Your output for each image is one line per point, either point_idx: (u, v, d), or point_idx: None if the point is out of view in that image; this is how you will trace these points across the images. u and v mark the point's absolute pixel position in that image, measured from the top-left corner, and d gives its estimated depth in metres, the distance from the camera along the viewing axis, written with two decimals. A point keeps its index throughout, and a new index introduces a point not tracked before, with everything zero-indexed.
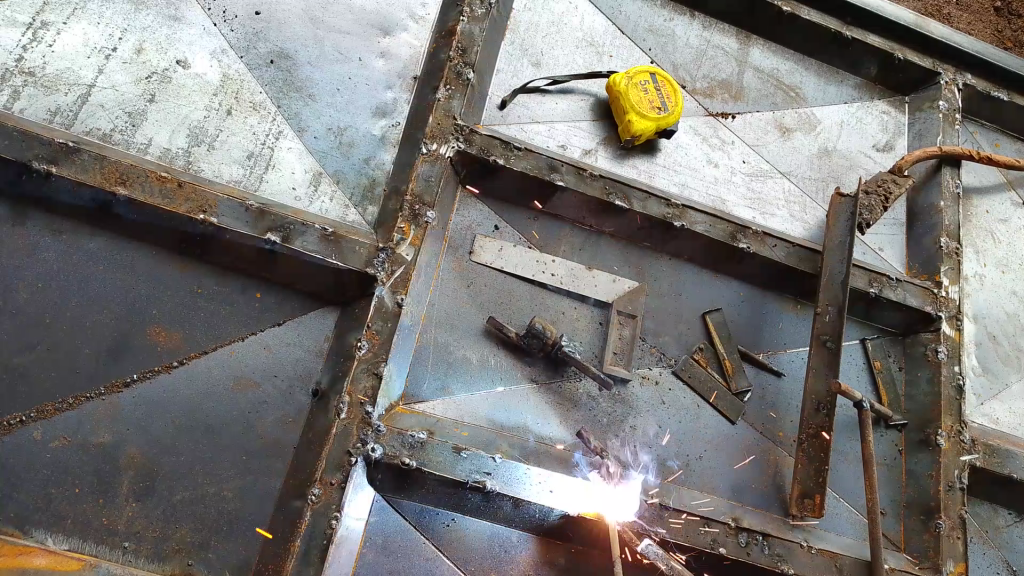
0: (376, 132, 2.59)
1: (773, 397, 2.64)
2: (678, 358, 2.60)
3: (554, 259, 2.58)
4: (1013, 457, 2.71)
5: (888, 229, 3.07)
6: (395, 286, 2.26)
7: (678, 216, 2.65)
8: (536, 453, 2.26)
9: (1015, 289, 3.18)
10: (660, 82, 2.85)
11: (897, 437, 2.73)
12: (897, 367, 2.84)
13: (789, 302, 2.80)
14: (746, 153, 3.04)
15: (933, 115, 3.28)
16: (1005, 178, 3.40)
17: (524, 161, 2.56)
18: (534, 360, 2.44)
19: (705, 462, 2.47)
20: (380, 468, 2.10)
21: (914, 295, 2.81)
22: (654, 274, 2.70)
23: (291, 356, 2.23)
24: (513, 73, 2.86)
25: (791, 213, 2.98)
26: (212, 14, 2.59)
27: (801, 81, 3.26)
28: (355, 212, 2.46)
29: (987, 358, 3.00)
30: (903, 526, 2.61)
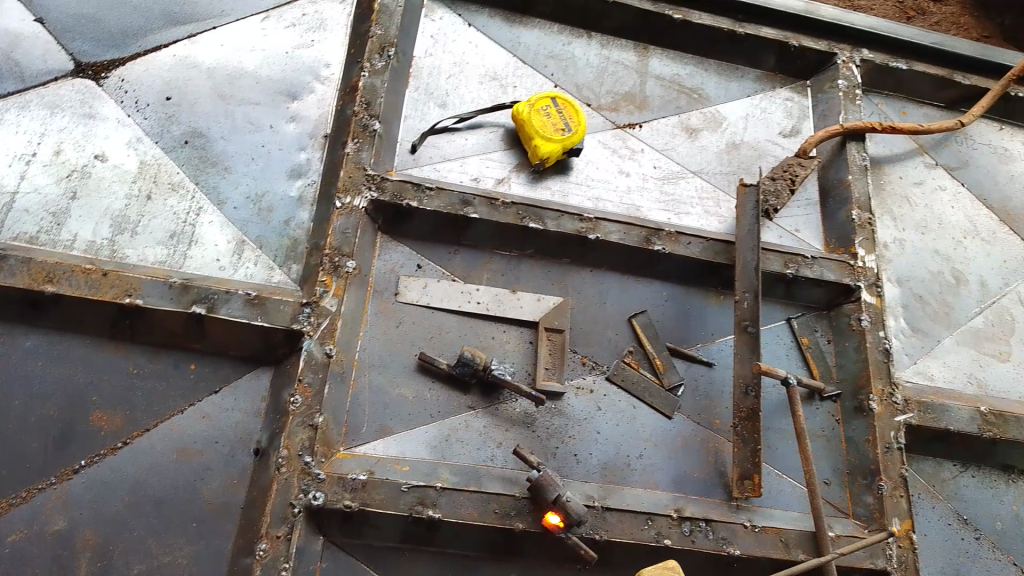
0: (293, 193, 2.72)
1: (706, 388, 2.75)
2: (610, 364, 2.71)
3: (478, 288, 2.70)
4: (948, 411, 2.81)
5: (802, 210, 3.20)
6: (322, 337, 2.38)
7: (592, 230, 2.79)
8: (478, 476, 2.37)
9: (937, 248, 3.28)
10: (561, 104, 2.98)
11: (833, 407, 2.83)
12: (825, 341, 2.93)
13: (713, 293, 2.92)
14: (656, 158, 3.17)
15: (833, 95, 3.42)
16: (915, 144, 3.54)
17: (436, 200, 2.69)
18: (469, 388, 2.55)
19: (646, 460, 2.57)
20: (325, 514, 2.20)
21: (831, 270, 2.93)
22: (578, 287, 2.81)
23: (230, 420, 2.34)
24: (421, 117, 2.99)
25: (705, 208, 3.10)
26: (126, 106, 2.71)
27: (702, 82, 3.41)
28: (280, 272, 2.58)
29: (916, 319, 3.10)
30: (849, 492, 2.69)
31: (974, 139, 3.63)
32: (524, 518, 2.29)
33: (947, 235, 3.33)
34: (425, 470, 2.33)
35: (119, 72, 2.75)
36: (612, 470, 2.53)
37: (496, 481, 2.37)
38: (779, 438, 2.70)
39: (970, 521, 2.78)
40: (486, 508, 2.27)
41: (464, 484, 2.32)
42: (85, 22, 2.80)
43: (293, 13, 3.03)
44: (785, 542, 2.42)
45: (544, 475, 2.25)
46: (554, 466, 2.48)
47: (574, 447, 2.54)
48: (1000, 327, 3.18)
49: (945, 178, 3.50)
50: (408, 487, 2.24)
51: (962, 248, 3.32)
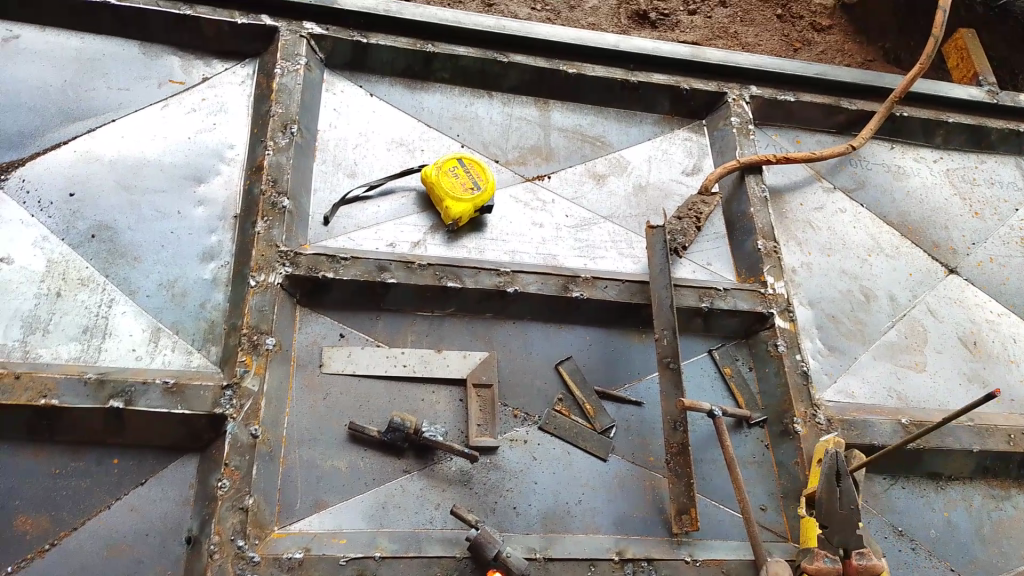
0: (207, 276, 2.71)
1: (638, 426, 2.81)
2: (541, 414, 2.74)
3: (403, 351, 2.71)
4: (870, 425, 2.93)
5: (712, 244, 3.33)
6: (246, 419, 2.36)
7: (510, 282, 2.85)
8: (417, 540, 2.34)
9: (844, 268, 3.44)
10: (468, 164, 3.05)
11: (761, 433, 2.91)
12: (747, 368, 3.04)
13: (634, 332, 3.01)
14: (567, 208, 3.28)
15: (728, 132, 3.60)
16: (812, 171, 3.72)
17: (352, 269, 2.72)
18: (403, 452, 2.54)
19: (585, 505, 2.60)
20: None
21: (744, 299, 3.05)
22: (502, 340, 2.86)
23: (159, 511, 2.29)
24: (331, 189, 3.04)
25: (619, 252, 3.22)
26: (28, 205, 2.67)
27: (603, 130, 3.55)
28: (200, 356, 2.56)
29: (831, 337, 3.23)
30: (786, 515, 2.75)
31: (867, 160, 3.82)
32: None
33: (852, 255, 3.50)
34: (364, 540, 2.29)
35: (18, 173, 2.71)
36: (554, 519, 2.55)
37: (433, 541, 2.36)
38: (712, 468, 2.77)
39: (905, 531, 2.86)
40: (428, 574, 2.27)
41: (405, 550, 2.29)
42: None
43: (192, 99, 3.06)
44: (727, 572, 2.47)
45: (483, 533, 2.27)
46: (493, 522, 2.49)
47: (513, 500, 2.55)
48: (911, 338, 3.33)
49: (845, 200, 3.67)
50: (348, 560, 2.22)
51: (867, 266, 3.48)
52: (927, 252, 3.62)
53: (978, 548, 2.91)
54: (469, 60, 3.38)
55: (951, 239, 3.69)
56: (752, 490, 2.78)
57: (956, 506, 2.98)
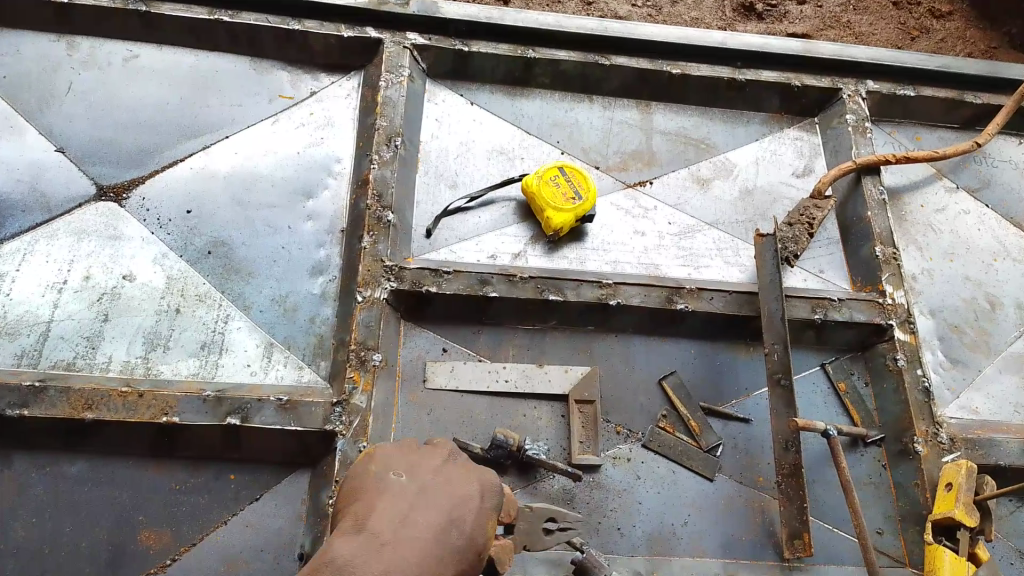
0: (315, 290, 2.77)
1: (745, 444, 2.72)
2: (644, 430, 2.70)
3: (505, 365, 2.70)
4: (996, 445, 2.72)
5: (824, 250, 3.20)
6: (355, 435, 2.41)
7: (612, 295, 2.80)
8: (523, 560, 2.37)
9: (967, 274, 3.23)
10: (569, 173, 3.00)
11: (878, 452, 2.77)
12: (862, 383, 2.90)
13: (741, 345, 2.91)
14: (670, 214, 3.19)
15: (843, 131, 3.43)
16: (934, 168, 3.50)
17: (455, 282, 2.73)
18: (506, 469, 2.54)
19: (691, 526, 2.54)
20: None
21: (860, 310, 2.90)
22: (605, 354, 2.82)
23: (273, 525, 2.37)
24: (433, 201, 3.05)
25: (725, 260, 3.12)
26: (148, 223, 2.78)
27: (709, 131, 3.44)
28: (310, 371, 2.63)
29: (954, 349, 3.03)
30: (904, 540, 2.60)
31: (993, 157, 3.56)
32: None
33: (977, 259, 3.28)
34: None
35: (139, 192, 2.83)
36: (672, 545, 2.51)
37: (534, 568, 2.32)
38: (825, 490, 2.65)
39: None
40: None
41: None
42: (104, 146, 2.88)
43: (300, 114, 3.12)
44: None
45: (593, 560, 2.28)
46: (598, 543, 2.47)
47: (617, 521, 2.52)
48: None
49: (969, 201, 3.44)
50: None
51: (993, 271, 3.26)
52: None
53: None
54: (571, 65, 3.32)
55: None
56: (868, 512, 2.64)
57: None
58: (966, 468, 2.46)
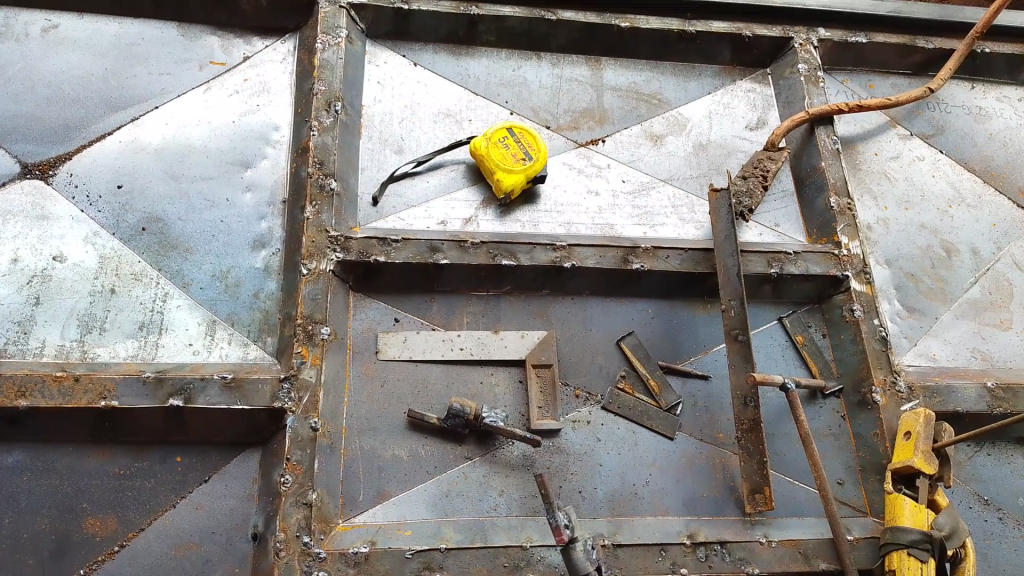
0: (258, 264, 2.67)
1: (706, 401, 2.70)
2: (604, 393, 2.65)
3: (460, 333, 2.63)
4: (954, 391, 2.73)
5: (779, 203, 3.16)
6: (305, 412, 2.32)
7: (566, 257, 2.74)
8: (483, 530, 2.27)
9: (922, 222, 3.22)
10: (518, 133, 2.91)
11: (837, 404, 2.76)
12: (819, 335, 2.88)
13: (700, 303, 2.88)
14: (624, 172, 3.13)
15: (796, 81, 3.38)
16: (887, 117, 3.47)
17: (404, 251, 2.63)
18: (464, 438, 2.46)
19: (652, 486, 2.51)
20: None
21: (816, 262, 2.88)
22: (561, 318, 2.76)
23: (225, 506, 2.29)
24: (378, 167, 2.94)
25: (680, 217, 3.07)
26: (78, 201, 2.65)
27: (661, 86, 3.37)
28: (256, 348, 2.53)
29: (910, 298, 3.02)
30: (865, 490, 2.60)
31: (946, 103, 3.55)
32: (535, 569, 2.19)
33: (932, 206, 3.26)
34: (417, 541, 2.21)
35: (66, 168, 2.68)
36: (636, 506, 2.47)
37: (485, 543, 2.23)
38: (785, 443, 2.64)
39: (992, 501, 2.67)
40: (495, 563, 2.17)
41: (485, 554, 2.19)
42: (28, 122, 2.73)
43: (234, 81, 2.99)
44: (805, 553, 2.36)
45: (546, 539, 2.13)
46: (559, 507, 2.42)
47: (579, 484, 2.48)
48: (997, 294, 3.10)
49: (922, 148, 3.42)
50: (411, 554, 2.15)
51: (948, 217, 3.25)
52: (1012, 199, 3.36)
53: None
54: (516, 21, 3.22)
55: None
56: (828, 463, 2.63)
57: None
58: (925, 415, 2.47)
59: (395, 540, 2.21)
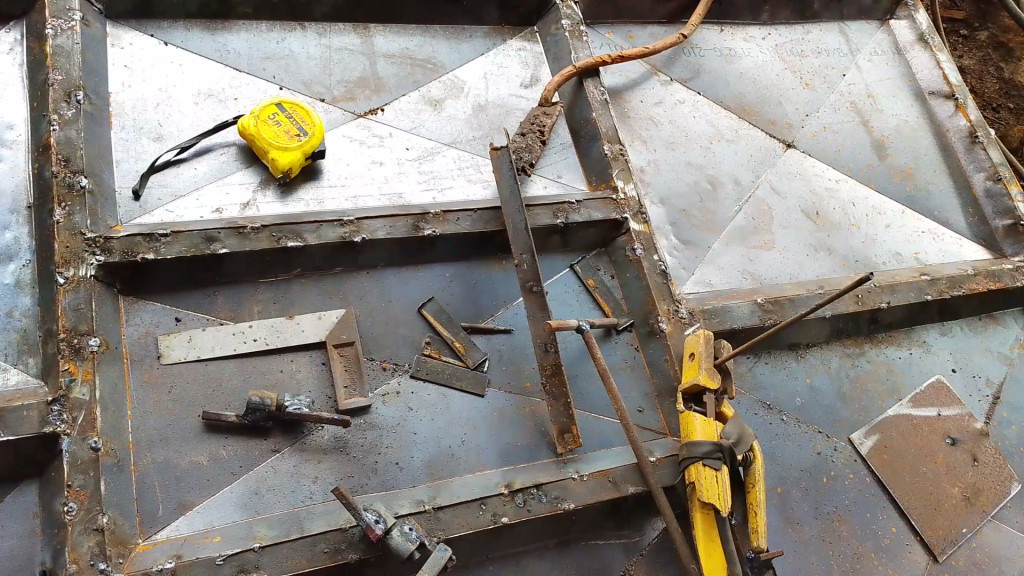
0: (7, 279, 2.40)
1: (510, 354, 2.77)
2: (410, 362, 2.65)
3: (251, 324, 2.52)
4: (729, 310, 2.98)
5: (559, 155, 3.27)
6: (82, 431, 2.13)
7: (356, 232, 2.68)
8: (298, 521, 2.19)
9: (689, 160, 3.45)
10: (288, 108, 2.79)
11: (631, 337, 2.94)
12: (609, 277, 3.04)
13: (494, 260, 2.94)
14: (406, 139, 3.10)
15: (561, 36, 3.48)
16: (648, 65, 3.68)
17: (175, 245, 2.47)
18: (269, 431, 2.37)
19: (467, 445, 2.55)
20: None
21: (597, 209, 3.01)
22: (358, 293, 2.72)
23: (4, 549, 2.07)
24: (137, 157, 2.73)
25: (467, 179, 3.09)
26: None
27: (433, 50, 3.37)
28: (16, 370, 2.27)
29: (685, 232, 3.25)
30: (662, 413, 2.79)
31: (700, 48, 3.82)
32: (357, 547, 2.14)
33: (696, 145, 3.51)
34: (229, 544, 2.09)
35: None
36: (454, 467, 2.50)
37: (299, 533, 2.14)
38: (587, 383, 2.78)
39: (773, 406, 2.95)
40: (314, 552, 2.10)
41: (301, 545, 2.11)
42: None
43: None
44: (614, 480, 2.50)
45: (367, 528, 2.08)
46: (376, 482, 2.39)
47: (394, 456, 2.46)
48: (760, 219, 3.40)
49: (682, 91, 3.66)
50: (221, 560, 2.03)
51: (711, 153, 3.51)
52: (765, 131, 3.68)
53: (839, 407, 3.03)
54: None
55: (786, 114, 3.77)
56: (627, 395, 2.79)
57: (817, 372, 3.09)
58: (704, 336, 2.66)
59: (202, 547, 2.08)
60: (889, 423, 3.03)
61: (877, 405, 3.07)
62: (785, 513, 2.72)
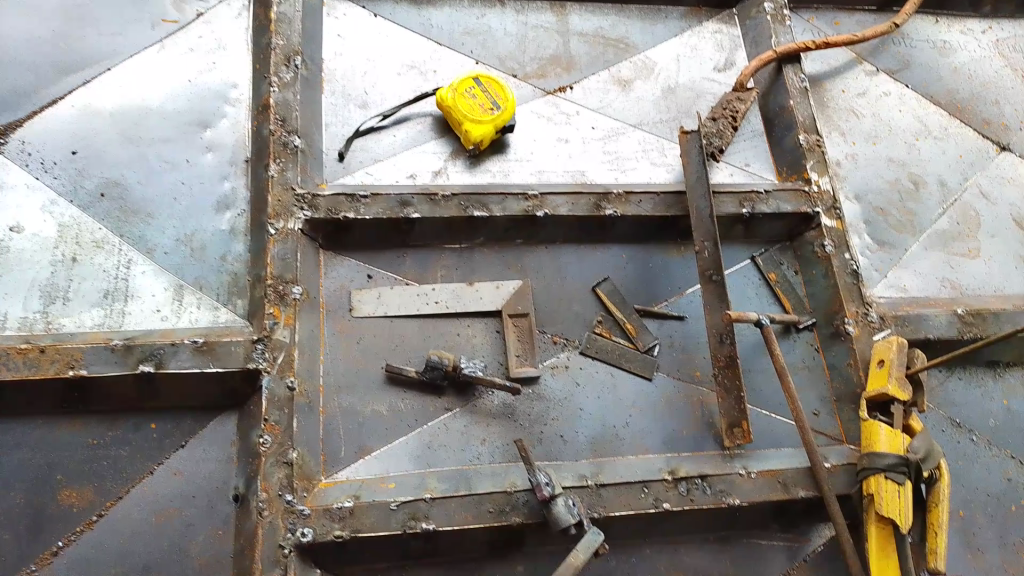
0: (224, 226, 2.61)
1: (683, 342, 2.71)
2: (581, 338, 2.65)
3: (434, 287, 2.60)
4: (925, 319, 2.76)
5: (749, 143, 3.15)
6: (281, 371, 2.29)
7: (539, 207, 2.71)
8: (467, 478, 2.27)
9: (891, 156, 3.23)
10: (485, 83, 2.86)
11: (811, 336, 2.79)
12: (793, 273, 2.90)
13: (674, 247, 2.88)
14: (593, 119, 3.10)
15: (762, 20, 3.35)
16: (853, 53, 3.46)
17: (374, 207, 2.58)
18: (443, 390, 2.45)
19: (633, 427, 2.53)
20: (319, 549, 2.11)
21: (787, 201, 2.88)
22: (536, 267, 2.74)
23: (204, 471, 2.27)
24: (343, 122, 2.88)
25: (651, 161, 3.05)
26: (31, 168, 2.56)
27: (626, 30, 3.33)
28: (226, 311, 2.49)
29: (880, 232, 3.04)
30: (840, 418, 2.64)
31: (913, 37, 3.56)
32: (520, 512, 2.20)
33: (900, 140, 3.28)
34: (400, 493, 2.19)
35: (18, 135, 2.59)
36: (619, 447, 2.49)
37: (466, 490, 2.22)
38: (761, 379, 2.67)
39: (964, 424, 2.72)
40: (480, 510, 2.18)
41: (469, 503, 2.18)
42: None
43: (187, 38, 2.89)
44: (784, 482, 2.41)
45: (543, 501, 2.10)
46: (541, 452, 2.43)
47: (560, 428, 2.48)
48: (965, 224, 3.12)
49: (889, 82, 3.43)
50: (396, 505, 2.14)
51: (916, 151, 3.26)
52: (978, 131, 3.38)
53: None
54: None
55: (1003, 115, 3.44)
56: (804, 395, 2.67)
57: (1017, 393, 2.83)
58: (897, 342, 2.49)
59: (379, 491, 2.19)
60: None
61: None
62: (966, 536, 2.56)
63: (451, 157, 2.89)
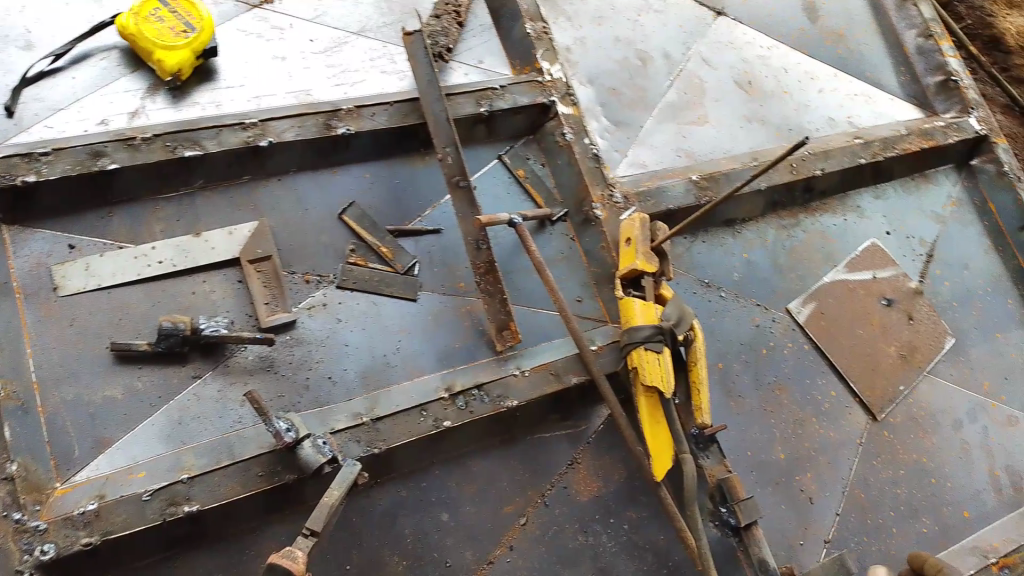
0: None
1: (441, 254, 2.63)
2: (336, 272, 2.49)
3: (153, 245, 2.32)
4: (664, 192, 2.87)
5: (479, 39, 3.04)
6: None
7: (262, 135, 2.47)
8: (227, 446, 2.06)
9: (617, 36, 3.27)
10: (172, 2, 2.53)
11: (566, 228, 2.82)
12: (540, 165, 2.89)
13: (416, 156, 2.75)
14: (308, 31, 2.85)
15: None
16: None
17: (59, 163, 2.24)
18: (189, 356, 2.22)
19: (402, 352, 2.43)
20: (68, 563, 1.86)
21: (522, 93, 2.83)
22: (271, 202, 2.52)
23: None
24: (3, 70, 2.46)
25: (381, 70, 2.85)
26: None
27: None
28: None
29: (616, 112, 3.09)
30: (601, 301, 2.72)
31: None
32: (291, 469, 2.04)
33: (622, 18, 3.32)
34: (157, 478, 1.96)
35: None
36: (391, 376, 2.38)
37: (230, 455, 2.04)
38: (521, 278, 2.68)
39: (711, 283, 2.90)
40: (248, 477, 2.01)
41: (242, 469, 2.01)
42: None
43: None
44: (556, 373, 2.43)
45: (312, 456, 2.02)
46: (309, 399, 2.27)
47: (326, 370, 2.33)
48: (691, 94, 3.25)
49: None
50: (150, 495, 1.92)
51: (639, 27, 3.32)
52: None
53: (776, 280, 3.00)
54: None
55: None
56: (565, 286, 2.70)
57: (753, 246, 3.04)
58: (640, 219, 2.53)
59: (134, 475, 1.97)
60: (826, 290, 3.02)
61: (813, 273, 3.05)
62: (726, 386, 2.71)
63: (146, 92, 2.53)
